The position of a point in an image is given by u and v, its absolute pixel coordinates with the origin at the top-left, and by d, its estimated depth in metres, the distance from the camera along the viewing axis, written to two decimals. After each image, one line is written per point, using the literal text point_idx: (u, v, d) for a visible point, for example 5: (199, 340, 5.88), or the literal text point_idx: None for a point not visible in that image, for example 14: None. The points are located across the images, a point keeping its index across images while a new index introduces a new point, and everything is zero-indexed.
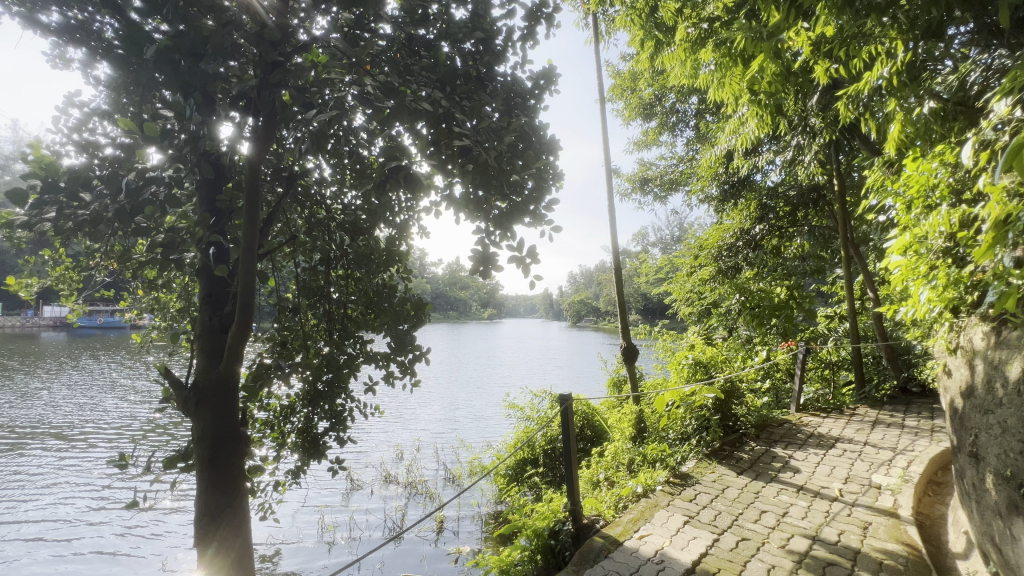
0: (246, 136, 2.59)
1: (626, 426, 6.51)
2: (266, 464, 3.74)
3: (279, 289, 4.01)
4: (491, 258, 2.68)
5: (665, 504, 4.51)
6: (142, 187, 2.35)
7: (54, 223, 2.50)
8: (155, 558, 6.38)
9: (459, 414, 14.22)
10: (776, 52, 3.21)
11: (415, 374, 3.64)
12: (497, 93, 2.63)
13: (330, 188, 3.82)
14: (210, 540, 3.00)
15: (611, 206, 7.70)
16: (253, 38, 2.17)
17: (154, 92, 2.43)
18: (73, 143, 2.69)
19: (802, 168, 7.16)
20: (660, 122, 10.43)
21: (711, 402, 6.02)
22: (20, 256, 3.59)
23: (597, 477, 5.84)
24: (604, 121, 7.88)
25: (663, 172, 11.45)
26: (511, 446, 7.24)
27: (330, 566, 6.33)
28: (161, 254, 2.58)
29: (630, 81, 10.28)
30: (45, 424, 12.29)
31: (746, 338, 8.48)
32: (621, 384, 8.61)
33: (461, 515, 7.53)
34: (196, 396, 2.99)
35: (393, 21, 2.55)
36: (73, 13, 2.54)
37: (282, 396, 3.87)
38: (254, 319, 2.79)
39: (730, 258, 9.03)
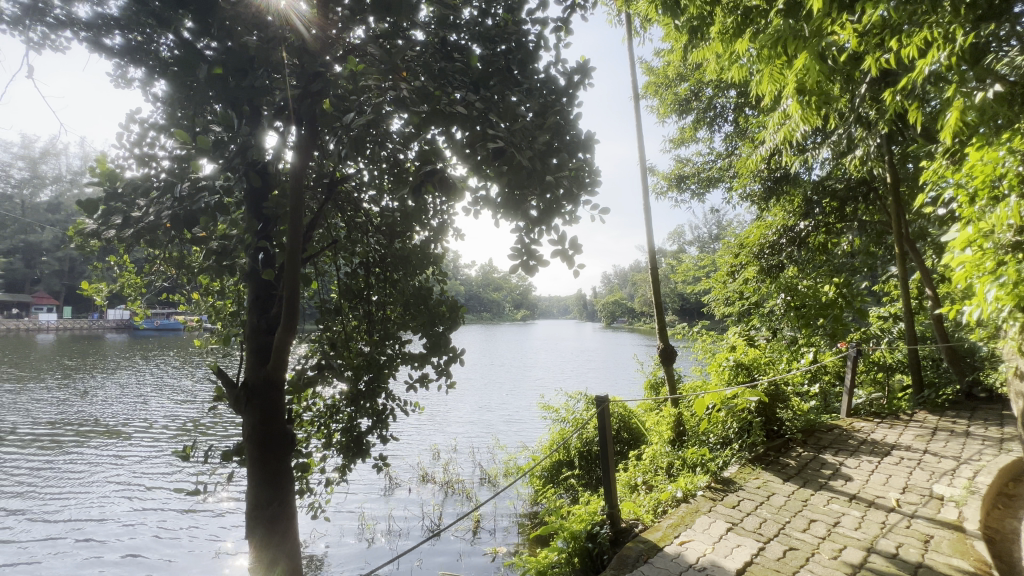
0: (290, 145, 2.69)
1: (664, 429, 6.34)
2: (312, 461, 3.88)
3: (321, 291, 4.15)
4: (529, 256, 2.69)
5: (706, 510, 4.39)
6: (196, 196, 2.48)
7: (118, 231, 2.69)
8: (209, 550, 6.73)
9: (493, 416, 14.31)
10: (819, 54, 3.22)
11: (451, 376, 3.71)
12: (532, 93, 2.59)
13: (369, 192, 3.90)
14: (260, 535, 3.13)
15: (645, 203, 7.55)
16: (295, 50, 2.26)
17: (205, 106, 2.57)
18: (135, 157, 2.89)
19: (853, 161, 6.79)
20: (697, 118, 10.14)
21: (753, 405, 5.83)
22: (89, 263, 3.89)
23: (635, 481, 5.74)
24: (638, 118, 7.73)
25: (700, 168, 11.12)
26: (547, 446, 7.26)
27: (371, 561, 6.51)
28: (215, 260, 2.73)
29: (665, 78, 10.09)
30: (109, 421, 13.16)
31: (791, 339, 8.05)
32: (659, 386, 8.44)
33: (498, 516, 7.57)
34: (245, 394, 3.13)
35: (426, 27, 2.58)
36: (133, 35, 2.72)
37: (326, 395, 3.99)
38: (299, 321, 2.90)
39: (772, 257, 8.71)
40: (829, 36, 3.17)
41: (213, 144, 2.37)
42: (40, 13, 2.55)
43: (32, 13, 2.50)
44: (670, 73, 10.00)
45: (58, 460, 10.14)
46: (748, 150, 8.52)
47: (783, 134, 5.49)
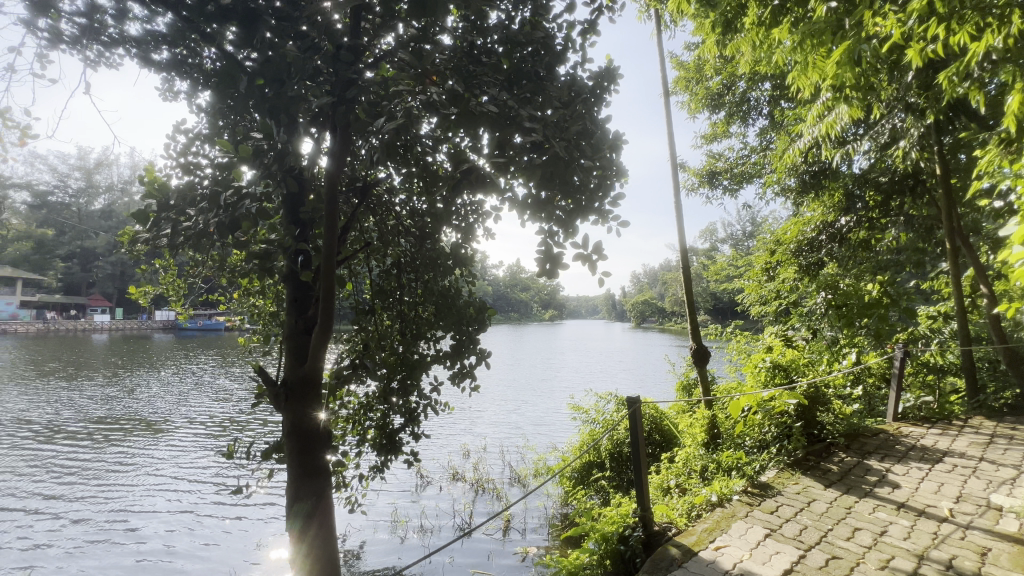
0: (325, 152, 2.76)
1: (698, 431, 6.19)
2: (347, 457, 3.98)
3: (356, 292, 4.25)
4: (551, 258, 2.66)
5: (743, 515, 4.27)
6: (238, 203, 2.58)
7: (168, 238, 2.83)
8: (250, 545, 6.99)
9: (522, 416, 14.32)
10: (857, 51, 3.15)
11: (479, 377, 3.75)
12: (560, 94, 2.57)
13: (399, 195, 3.96)
14: (300, 527, 3.23)
15: (677, 201, 7.39)
16: (330, 59, 2.31)
17: (245, 116, 2.67)
18: (181, 166, 3.02)
19: (898, 154, 6.46)
20: (730, 112, 9.84)
21: (793, 409, 5.62)
22: (138, 267, 4.09)
23: (668, 483, 5.64)
24: (668, 114, 7.57)
25: (733, 164, 10.80)
26: (577, 448, 7.21)
27: (405, 557, 6.62)
28: (256, 262, 2.83)
29: (696, 72, 9.86)
30: (158, 418, 13.86)
31: (832, 340, 7.58)
32: (691, 388, 8.24)
33: (529, 516, 7.58)
34: (285, 391, 3.23)
35: (455, 32, 2.58)
36: (179, 50, 2.85)
37: (359, 394, 4.08)
38: (335, 321, 2.98)
39: (811, 254, 8.41)
40: (870, 26, 3.08)
41: (254, 153, 2.46)
42: (95, 33, 2.70)
43: (88, 32, 2.64)
44: (702, 66, 9.75)
45: (112, 456, 10.74)
46: (784, 144, 8.23)
47: (822, 128, 5.27)
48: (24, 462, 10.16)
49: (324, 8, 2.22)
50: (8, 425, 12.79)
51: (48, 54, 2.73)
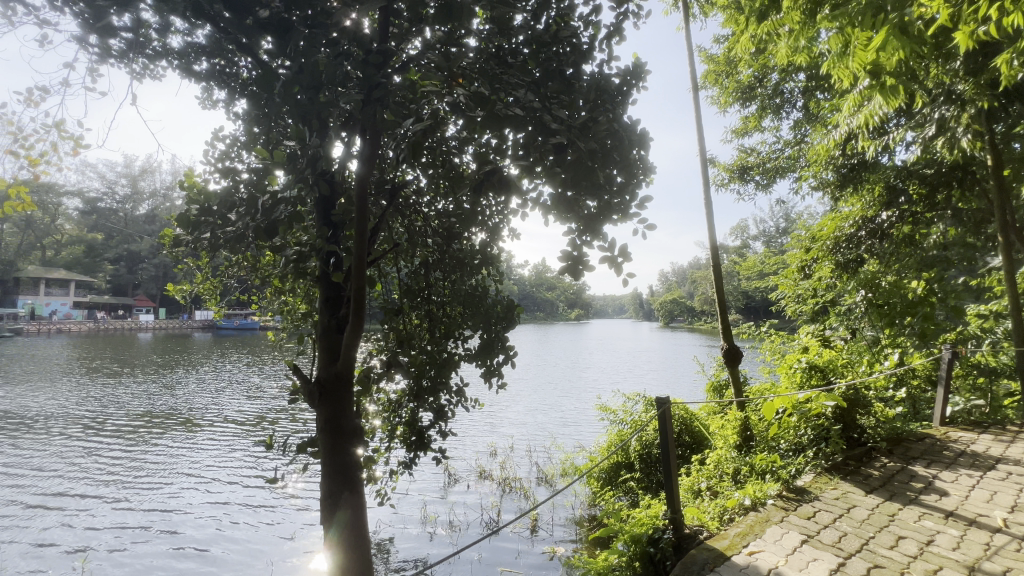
0: (355, 156, 2.82)
1: (730, 433, 6.04)
2: (379, 453, 4.07)
3: (385, 292, 4.33)
4: (576, 259, 2.66)
5: (778, 520, 4.14)
6: (274, 207, 2.68)
7: (209, 240, 2.95)
8: (285, 539, 7.21)
9: (548, 416, 14.28)
10: (904, 31, 2.95)
11: (509, 375, 3.80)
12: (586, 92, 2.54)
13: (427, 197, 4.01)
14: (334, 521, 3.30)
15: (707, 197, 7.22)
16: (359, 64, 2.35)
17: (278, 122, 2.74)
18: (218, 171, 3.13)
19: (944, 145, 6.14)
20: (761, 105, 9.55)
21: (830, 411, 5.41)
22: (178, 268, 4.26)
23: (699, 486, 5.54)
24: (698, 108, 7.40)
25: (766, 159, 10.49)
26: (605, 448, 7.14)
27: (434, 553, 6.71)
28: (291, 265, 2.93)
29: (726, 65, 9.60)
30: (198, 414, 14.46)
31: (872, 340, 7.33)
32: (722, 388, 8.04)
33: (556, 516, 7.57)
34: (319, 389, 3.32)
35: (480, 34, 2.58)
36: (217, 61, 2.97)
37: (390, 391, 4.16)
38: (366, 321, 3.04)
39: (849, 250, 8.15)
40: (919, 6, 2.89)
41: (287, 158, 2.54)
42: (141, 47, 2.85)
43: (135, 46, 2.78)
44: (731, 59, 9.49)
45: (157, 450, 11.27)
46: (820, 136, 7.93)
47: (861, 120, 5.03)
48: (77, 455, 10.76)
49: (354, 15, 2.25)
50: (63, 419, 13.58)
51: (98, 68, 2.89)
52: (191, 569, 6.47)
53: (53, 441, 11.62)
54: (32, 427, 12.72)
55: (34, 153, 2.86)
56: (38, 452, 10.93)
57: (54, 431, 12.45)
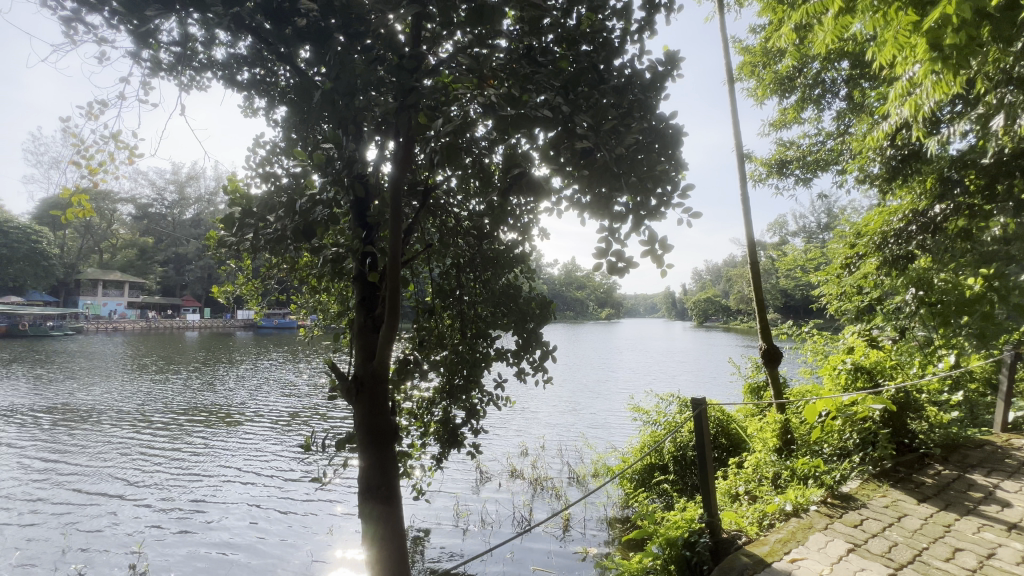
0: (389, 160, 2.87)
1: (769, 435, 5.84)
2: (414, 449, 4.13)
3: (418, 292, 4.38)
4: (614, 256, 2.60)
5: (822, 527, 3.99)
6: (311, 209, 2.76)
7: (251, 241, 3.06)
8: (324, 535, 7.43)
9: (579, 416, 14.19)
10: (963, 4, 2.73)
11: (545, 372, 3.83)
12: (617, 88, 2.48)
13: (457, 197, 4.03)
14: (371, 514, 3.38)
15: (743, 193, 7.00)
16: (393, 69, 2.38)
17: (315, 128, 2.82)
18: (258, 175, 3.24)
19: (1004, 134, 5.74)
20: (801, 96, 9.17)
21: (878, 414, 5.14)
22: (223, 269, 4.44)
23: (736, 490, 5.39)
24: (733, 102, 7.16)
25: (806, 152, 10.07)
26: (638, 449, 7.03)
27: (467, 550, 6.79)
28: (328, 265, 3.01)
29: (763, 56, 9.27)
30: (241, 410, 15.09)
31: (924, 341, 7.08)
32: (760, 390, 7.80)
33: (588, 516, 7.53)
34: (356, 386, 3.40)
35: (511, 34, 2.57)
36: (258, 71, 3.09)
37: (423, 388, 4.21)
38: (400, 320, 3.10)
39: (899, 246, 7.56)
40: None
41: (325, 163, 2.61)
42: (188, 59, 2.99)
43: (183, 59, 2.93)
44: (768, 48, 9.15)
45: (204, 444, 11.82)
46: (865, 127, 7.56)
47: (912, 111, 4.75)
48: (133, 448, 11.42)
49: (389, 20, 2.28)
50: (118, 413, 14.43)
51: (150, 82, 3.05)
52: (236, 560, 6.75)
53: (111, 435, 12.36)
54: (93, 421, 13.58)
55: (93, 162, 3.05)
56: (97, 444, 11.66)
57: (112, 425, 13.26)
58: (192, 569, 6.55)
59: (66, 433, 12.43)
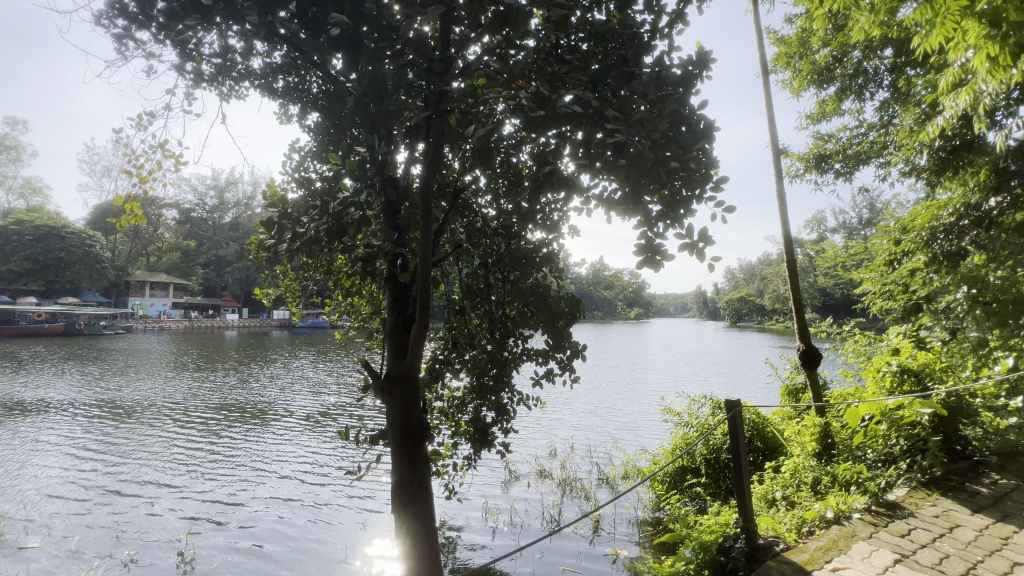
0: (418, 162, 2.91)
1: (808, 439, 5.63)
2: (446, 448, 4.17)
3: (448, 292, 4.42)
4: (653, 251, 2.53)
5: (866, 536, 3.81)
6: (344, 212, 2.82)
7: (288, 244, 3.16)
8: (357, 532, 7.61)
9: (608, 418, 14.02)
10: None
11: (573, 372, 3.82)
12: (647, 83, 2.44)
13: (485, 197, 4.04)
14: (403, 510, 3.44)
15: (779, 188, 6.77)
16: (423, 72, 2.40)
17: (347, 133, 2.88)
18: (294, 180, 3.34)
19: None
20: (842, 87, 8.76)
21: (927, 419, 4.89)
22: (261, 271, 4.60)
23: (773, 495, 5.22)
24: (768, 95, 6.94)
25: (847, 144, 9.64)
26: (669, 452, 6.89)
27: (497, 548, 6.83)
28: (360, 265, 3.08)
29: (800, 46, 8.91)
30: (278, 408, 15.61)
31: (978, 342, 6.72)
32: (798, 393, 7.50)
33: (618, 518, 7.45)
34: (388, 384, 3.46)
35: (537, 34, 2.57)
36: (292, 78, 3.20)
37: (453, 388, 4.25)
38: (431, 320, 3.14)
39: (949, 242, 7.20)
40: None
41: (358, 166, 2.68)
42: (228, 69, 3.12)
43: (222, 69, 3.06)
44: (805, 38, 8.79)
45: (243, 440, 12.29)
46: (911, 117, 7.19)
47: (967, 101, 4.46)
48: (178, 443, 11.97)
49: (418, 24, 2.31)
50: (164, 409, 15.16)
51: (193, 93, 3.20)
52: (274, 554, 7.01)
53: (158, 430, 13.01)
54: (141, 416, 14.32)
55: (142, 171, 3.23)
56: (146, 438, 12.27)
57: (159, 420, 13.96)
58: (233, 560, 6.83)
59: (118, 428, 13.16)
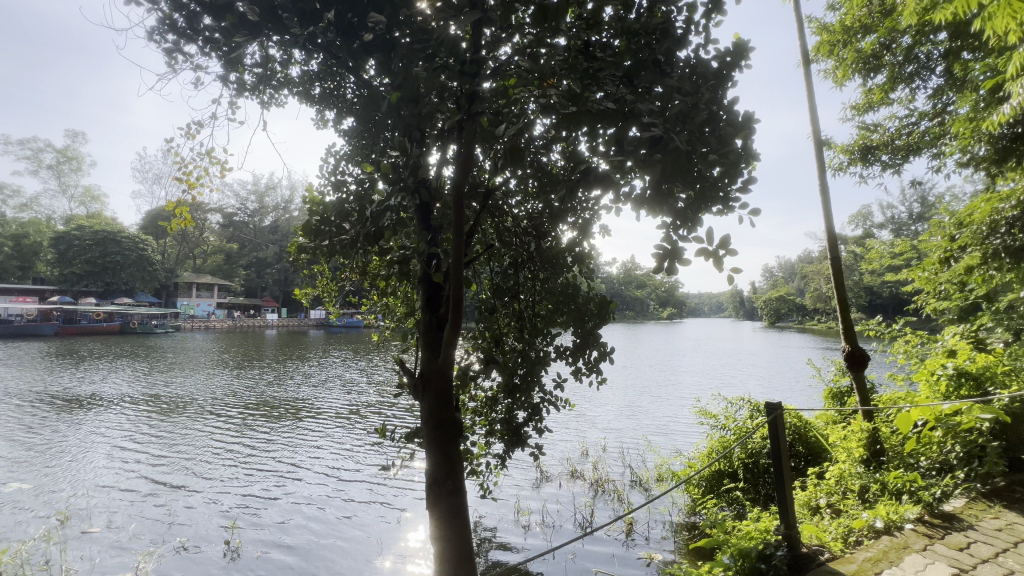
0: (451, 162, 2.95)
1: (854, 445, 5.39)
2: (478, 446, 4.20)
3: (479, 291, 4.44)
4: (669, 258, 2.27)
5: (920, 548, 3.62)
6: (381, 214, 2.89)
7: (327, 246, 3.25)
8: (394, 529, 7.78)
9: (641, 420, 13.81)
10: None
11: (602, 373, 3.79)
12: (681, 77, 2.38)
13: (516, 197, 4.05)
14: (437, 506, 3.49)
15: (823, 183, 6.49)
16: (455, 75, 2.42)
17: (381, 135, 2.94)
18: (330, 184, 3.43)
19: None
20: (890, 76, 8.32)
21: (986, 426, 4.58)
22: (300, 272, 4.75)
23: (817, 502, 5.02)
24: (810, 86, 6.65)
25: (895, 135, 9.12)
26: (705, 455, 6.72)
27: (529, 548, 6.85)
28: (396, 265, 3.14)
29: (845, 33, 8.38)
30: (316, 405, 16.13)
31: None
32: (843, 396, 7.18)
33: (652, 521, 7.34)
34: (422, 382, 3.51)
35: (569, 32, 2.56)
36: (329, 85, 3.29)
37: (484, 387, 4.26)
38: (464, 319, 3.18)
39: (1011, 238, 6.57)
40: None
41: (392, 169, 2.74)
42: (268, 77, 3.23)
43: (263, 79, 3.18)
44: (851, 24, 8.27)
45: (283, 437, 12.74)
46: (969, 105, 6.75)
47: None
48: (222, 438, 12.52)
49: (451, 26, 2.33)
50: (210, 405, 15.90)
51: (237, 102, 3.34)
52: (315, 548, 7.26)
53: (203, 425, 13.62)
54: (189, 411, 15.06)
55: (192, 177, 3.39)
56: (193, 433, 12.89)
57: (204, 416, 14.64)
58: (277, 552, 7.11)
59: (167, 423, 13.85)
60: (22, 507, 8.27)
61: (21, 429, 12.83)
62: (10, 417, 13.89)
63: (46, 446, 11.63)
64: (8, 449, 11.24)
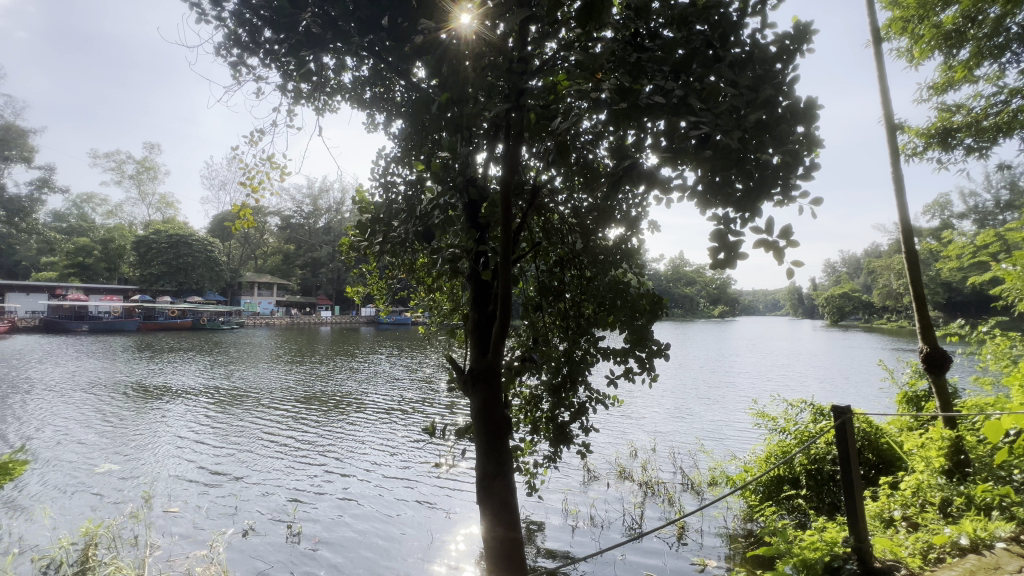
0: (496, 161, 2.95)
1: (934, 455, 5.01)
2: (526, 444, 4.20)
3: (525, 290, 4.44)
4: (725, 250, 2.16)
5: (1014, 569, 3.22)
6: (430, 214, 2.98)
7: (381, 246, 3.38)
8: (443, 524, 7.97)
9: (692, 422, 13.40)
10: None
11: (654, 371, 3.66)
12: (738, 66, 2.27)
13: (562, 195, 4.01)
14: (487, 500, 3.54)
15: (896, 170, 6.00)
16: (503, 73, 2.42)
17: (429, 137, 3.00)
18: (380, 184, 3.54)
19: None
20: (975, 51, 7.57)
21: None
22: (353, 270, 4.93)
23: (891, 515, 4.70)
24: (881, 66, 6.16)
25: (982, 116, 8.28)
26: (762, 459, 6.42)
27: (577, 548, 6.83)
28: (446, 265, 3.22)
29: (920, 6, 7.70)
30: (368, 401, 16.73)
31: None
32: (920, 402, 6.65)
33: (705, 526, 7.11)
34: (472, 377, 3.56)
35: (616, 24, 2.49)
36: (380, 88, 3.39)
37: (530, 385, 4.27)
38: (512, 316, 3.19)
39: None
40: None
41: (441, 171, 2.79)
42: (323, 84, 3.37)
43: (318, 86, 3.33)
44: None
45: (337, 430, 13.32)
46: None
47: None
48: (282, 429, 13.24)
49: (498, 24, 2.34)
50: (271, 398, 16.88)
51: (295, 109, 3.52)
52: (368, 539, 7.54)
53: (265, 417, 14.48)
54: (252, 404, 16.05)
55: (254, 181, 3.63)
56: (256, 424, 13.71)
57: (266, 408, 15.54)
58: (333, 541, 7.45)
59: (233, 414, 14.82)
60: (111, 488, 9.10)
61: (110, 416, 14.14)
62: (101, 405, 15.34)
63: (131, 432, 12.76)
64: (100, 435, 12.42)
